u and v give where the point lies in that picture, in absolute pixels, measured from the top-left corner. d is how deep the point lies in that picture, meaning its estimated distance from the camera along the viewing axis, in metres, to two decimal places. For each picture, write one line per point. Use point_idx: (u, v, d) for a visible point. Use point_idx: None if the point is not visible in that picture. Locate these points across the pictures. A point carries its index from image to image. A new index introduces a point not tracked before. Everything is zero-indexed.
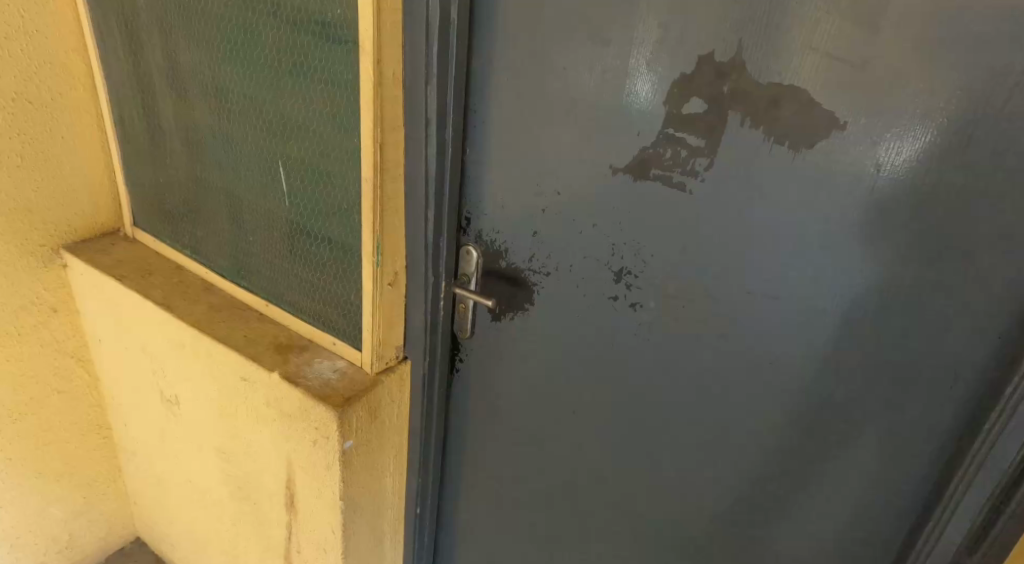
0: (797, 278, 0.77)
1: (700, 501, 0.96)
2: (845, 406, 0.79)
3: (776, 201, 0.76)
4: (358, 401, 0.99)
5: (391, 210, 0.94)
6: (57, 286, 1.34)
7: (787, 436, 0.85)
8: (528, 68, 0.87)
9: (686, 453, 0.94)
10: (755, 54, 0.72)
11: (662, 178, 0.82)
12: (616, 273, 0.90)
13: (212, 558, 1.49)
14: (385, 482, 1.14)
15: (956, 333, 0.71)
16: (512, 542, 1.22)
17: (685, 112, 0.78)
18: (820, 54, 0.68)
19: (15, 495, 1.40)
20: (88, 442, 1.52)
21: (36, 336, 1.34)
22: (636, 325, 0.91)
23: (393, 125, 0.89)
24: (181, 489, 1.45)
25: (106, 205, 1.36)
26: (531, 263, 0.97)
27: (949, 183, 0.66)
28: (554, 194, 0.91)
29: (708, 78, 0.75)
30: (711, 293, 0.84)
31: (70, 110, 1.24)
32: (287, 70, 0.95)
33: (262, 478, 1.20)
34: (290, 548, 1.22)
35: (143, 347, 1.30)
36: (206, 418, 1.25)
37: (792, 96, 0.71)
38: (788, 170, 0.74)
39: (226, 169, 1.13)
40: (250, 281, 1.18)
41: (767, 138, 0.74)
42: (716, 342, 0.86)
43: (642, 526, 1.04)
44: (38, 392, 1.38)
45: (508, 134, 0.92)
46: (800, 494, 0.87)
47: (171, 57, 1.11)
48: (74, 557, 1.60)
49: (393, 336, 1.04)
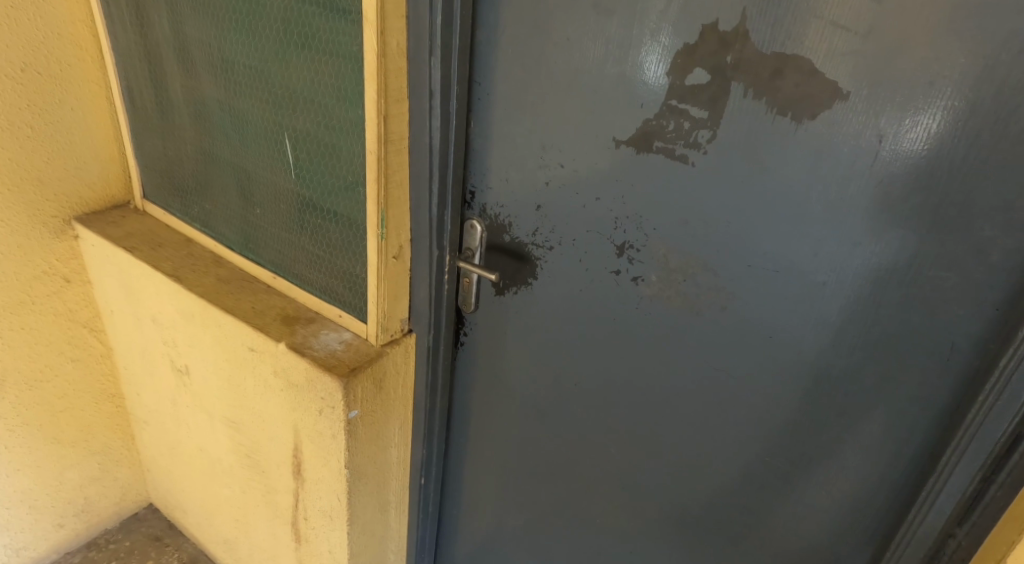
0: (799, 253, 0.77)
1: (698, 474, 0.97)
2: (844, 379, 0.80)
3: (779, 174, 0.75)
4: (362, 371, 1.01)
5: (396, 182, 0.95)
6: (69, 257, 1.36)
7: (786, 410, 0.85)
8: (531, 39, 0.86)
9: (684, 427, 0.96)
10: (759, 23, 0.71)
11: (665, 150, 0.82)
12: (619, 247, 0.90)
13: (222, 525, 1.53)
14: (390, 452, 1.16)
15: (954, 306, 0.71)
16: (514, 513, 1.25)
17: (688, 83, 0.77)
18: (825, 22, 0.68)
19: (32, 459, 1.44)
20: (102, 410, 1.56)
21: (49, 306, 1.37)
22: (638, 299, 0.92)
23: (398, 96, 0.89)
24: (193, 457, 1.48)
25: (116, 176, 1.37)
26: (534, 237, 0.97)
27: (952, 154, 0.66)
28: (558, 167, 0.91)
29: (712, 48, 0.74)
30: (713, 267, 0.84)
31: (79, 81, 1.25)
32: (292, 41, 0.95)
33: (271, 446, 1.22)
34: (298, 515, 1.25)
35: (154, 319, 1.33)
36: (216, 387, 1.28)
37: (796, 66, 0.70)
38: (791, 142, 0.73)
39: (233, 142, 1.14)
40: (258, 253, 1.19)
41: (770, 110, 0.73)
42: (716, 317, 0.86)
43: (640, 497, 1.06)
44: (53, 361, 1.41)
45: (512, 106, 0.92)
46: (798, 467, 0.87)
47: (178, 28, 1.12)
48: (90, 520, 1.65)
49: (397, 309, 1.05)
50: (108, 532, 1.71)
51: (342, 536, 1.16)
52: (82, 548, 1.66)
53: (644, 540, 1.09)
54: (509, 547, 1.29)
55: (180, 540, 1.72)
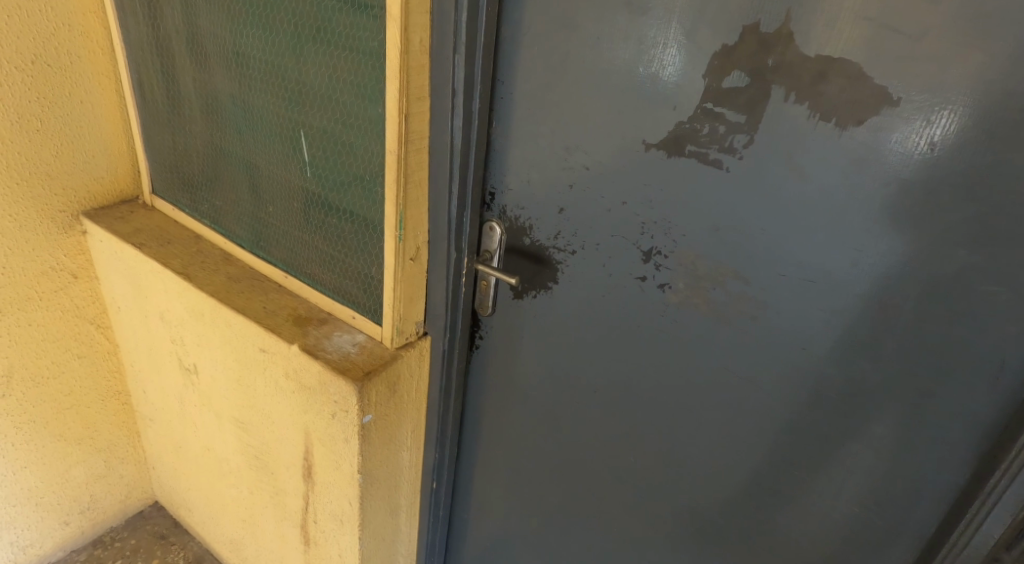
0: (836, 264, 0.74)
1: (720, 485, 0.95)
2: (879, 392, 0.77)
3: (818, 182, 0.72)
4: (377, 375, 0.99)
5: (415, 183, 0.92)
6: (76, 253, 1.34)
7: (816, 422, 0.83)
8: (559, 36, 0.84)
9: (706, 438, 0.93)
10: (803, 24, 0.68)
11: (697, 154, 0.79)
12: (645, 253, 0.88)
13: (229, 525, 1.51)
14: (402, 456, 1.14)
15: (1004, 321, 0.68)
16: (527, 520, 1.22)
17: (725, 86, 0.74)
18: (874, 24, 0.65)
19: (38, 457, 1.42)
20: (108, 407, 1.54)
21: (56, 302, 1.35)
22: (663, 306, 0.89)
23: (419, 94, 0.87)
24: (200, 456, 1.46)
25: (126, 171, 1.35)
26: (556, 240, 0.95)
27: (1008, 164, 0.63)
28: (582, 169, 0.88)
29: (751, 50, 0.72)
30: (743, 275, 0.81)
31: (89, 74, 1.23)
32: (308, 35, 0.93)
33: (280, 448, 1.20)
34: (307, 518, 1.23)
35: (162, 316, 1.31)
36: (225, 387, 1.26)
37: (841, 69, 0.68)
38: (832, 148, 0.71)
39: (245, 137, 1.11)
40: (270, 251, 1.17)
41: (811, 115, 0.70)
42: (745, 326, 0.84)
43: (658, 507, 1.03)
44: (59, 357, 1.39)
45: (536, 106, 0.89)
46: (828, 481, 0.85)
47: (191, 20, 1.09)
48: (95, 518, 1.64)
49: (414, 311, 1.03)
50: (113, 529, 1.69)
51: (353, 540, 1.14)
52: (87, 545, 1.65)
53: (661, 552, 1.07)
54: (520, 554, 1.27)
55: (185, 539, 1.70)
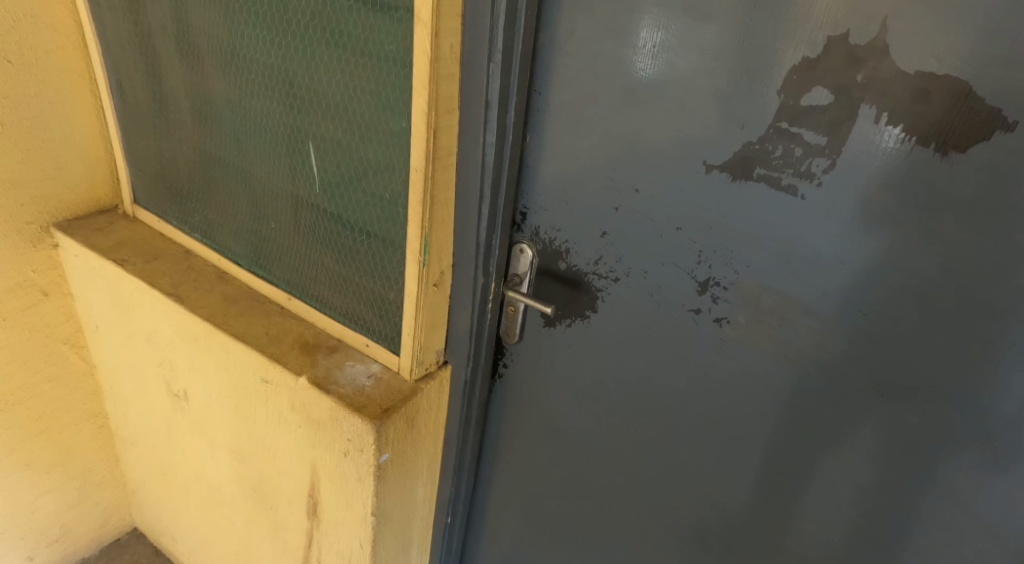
0: (920, 300, 0.68)
1: (768, 531, 0.88)
2: (966, 442, 0.70)
3: (907, 211, 0.66)
4: (397, 411, 0.90)
5: (442, 203, 0.83)
6: (48, 268, 1.22)
7: (887, 470, 0.76)
8: (606, 45, 0.76)
9: (755, 479, 0.86)
10: (900, 36, 0.61)
11: (766, 178, 0.72)
12: (701, 284, 0.81)
13: (219, 557, 1.41)
14: (416, 492, 1.06)
15: None
16: (548, 557, 1.15)
17: (805, 103, 0.67)
18: (985, 37, 0.58)
19: (4, 488, 1.31)
20: (84, 430, 1.43)
21: (25, 321, 1.23)
22: (720, 341, 0.82)
23: (449, 107, 0.78)
24: (187, 484, 1.36)
25: (103, 178, 1.23)
26: (596, 266, 0.88)
27: None
28: (631, 190, 0.81)
29: (838, 64, 0.64)
30: (810, 310, 0.75)
31: (60, 71, 1.11)
32: (320, 37, 0.83)
33: (281, 482, 1.11)
34: (310, 556, 1.14)
35: (147, 337, 1.20)
36: (218, 415, 1.16)
37: (946, 87, 0.61)
38: (926, 176, 0.64)
39: (244, 145, 1.01)
40: (271, 270, 1.07)
41: (906, 137, 0.63)
42: (807, 364, 0.77)
43: (697, 550, 0.96)
44: (28, 381, 1.27)
45: (579, 120, 0.81)
46: (893, 532, 0.78)
47: (180, 16, 0.98)
48: (67, 549, 1.52)
49: (435, 340, 0.94)
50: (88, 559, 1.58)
51: None
52: None
53: None
54: None
55: None
